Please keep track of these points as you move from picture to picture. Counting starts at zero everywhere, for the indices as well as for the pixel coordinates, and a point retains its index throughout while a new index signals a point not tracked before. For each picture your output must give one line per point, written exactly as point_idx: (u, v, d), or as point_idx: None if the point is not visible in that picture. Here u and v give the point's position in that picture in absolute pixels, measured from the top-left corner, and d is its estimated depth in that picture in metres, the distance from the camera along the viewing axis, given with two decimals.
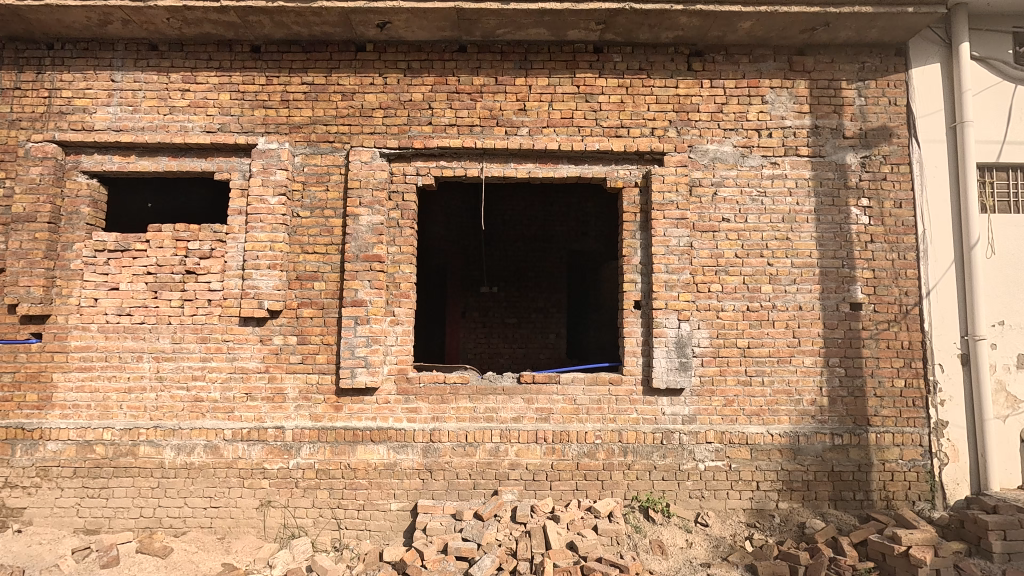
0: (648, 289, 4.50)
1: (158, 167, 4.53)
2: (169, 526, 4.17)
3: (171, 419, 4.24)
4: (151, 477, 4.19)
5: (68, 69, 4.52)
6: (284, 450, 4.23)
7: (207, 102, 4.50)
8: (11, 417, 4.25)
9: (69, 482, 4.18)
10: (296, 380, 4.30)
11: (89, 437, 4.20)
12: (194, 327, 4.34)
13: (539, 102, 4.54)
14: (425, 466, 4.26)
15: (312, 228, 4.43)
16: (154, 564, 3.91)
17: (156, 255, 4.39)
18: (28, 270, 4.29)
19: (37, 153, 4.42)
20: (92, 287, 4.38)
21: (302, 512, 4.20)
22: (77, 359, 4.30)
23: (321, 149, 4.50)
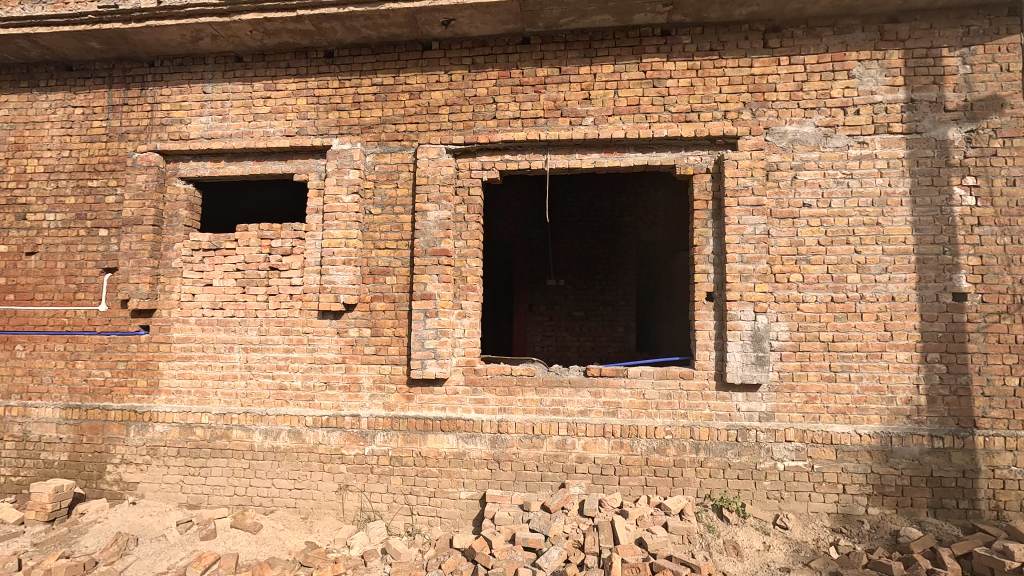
0: (721, 280, 4.31)
1: (244, 171, 4.85)
2: (259, 504, 4.49)
3: (259, 406, 4.57)
4: (243, 458, 4.53)
5: (166, 84, 4.94)
6: (360, 437, 4.43)
7: (287, 108, 4.77)
8: (125, 400, 4.73)
9: (173, 460, 4.60)
10: (370, 370, 4.49)
11: (190, 420, 4.60)
12: (278, 319, 4.64)
13: (604, 91, 4.45)
14: (493, 457, 4.31)
15: (383, 225, 4.60)
16: (246, 538, 4.20)
17: (244, 253, 4.73)
18: (137, 269, 4.74)
19: (143, 162, 4.86)
20: (190, 283, 4.78)
21: (377, 497, 4.39)
22: (178, 349, 4.71)
23: (391, 148, 4.65)
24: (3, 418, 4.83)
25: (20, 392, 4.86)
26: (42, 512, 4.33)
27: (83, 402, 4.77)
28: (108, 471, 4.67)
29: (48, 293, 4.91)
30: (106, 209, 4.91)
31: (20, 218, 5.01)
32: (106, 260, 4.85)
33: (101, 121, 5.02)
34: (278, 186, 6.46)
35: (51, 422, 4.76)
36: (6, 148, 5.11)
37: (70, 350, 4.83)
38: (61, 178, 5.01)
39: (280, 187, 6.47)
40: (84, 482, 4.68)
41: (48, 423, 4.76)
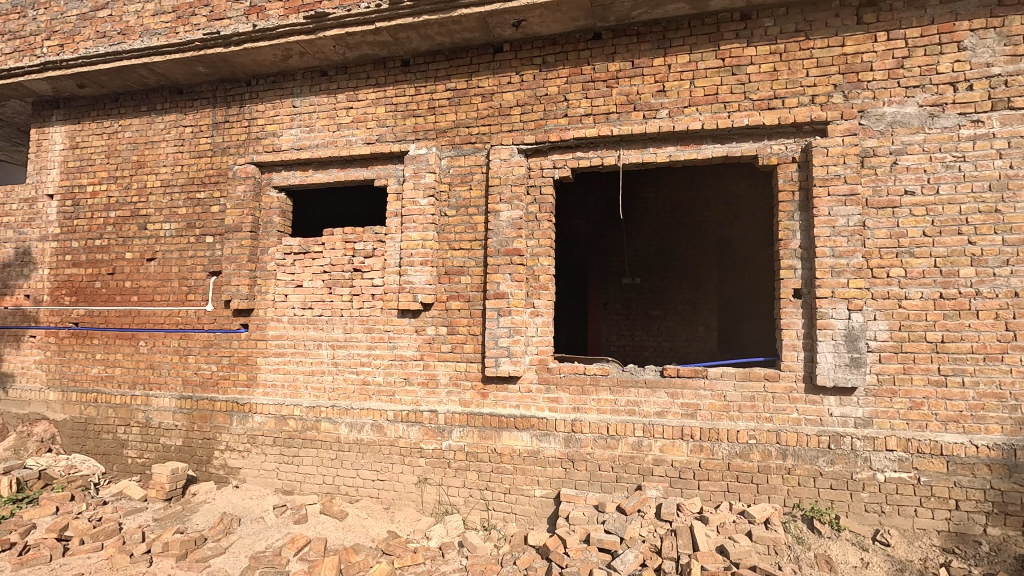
0: (810, 276, 4.03)
1: (329, 178, 5.15)
2: (345, 493, 4.76)
3: (345, 400, 4.83)
4: (331, 449, 4.80)
5: (261, 100, 5.35)
6: (437, 432, 4.57)
7: (367, 117, 5.02)
8: (229, 392, 5.17)
9: (270, 448, 4.97)
10: (447, 367, 4.63)
11: (284, 412, 4.95)
12: (362, 318, 4.88)
13: (679, 82, 4.31)
14: (567, 456, 4.30)
15: (458, 226, 4.71)
16: (333, 524, 4.43)
17: (330, 256, 5.02)
18: (237, 272, 5.17)
19: (242, 174, 5.29)
20: (283, 285, 5.15)
21: (454, 491, 4.51)
22: (273, 345, 5.09)
23: (464, 151, 4.76)
24: (129, 406, 5.43)
25: (142, 383, 5.44)
26: (161, 491, 4.82)
27: (194, 393, 5.27)
28: (215, 456, 5.12)
29: (164, 294, 5.47)
30: (211, 218, 5.39)
31: (141, 228, 5.61)
32: (211, 264, 5.33)
33: (206, 138, 5.51)
34: (364, 195, 6.92)
35: (168, 410, 5.30)
36: (130, 166, 5.75)
37: (183, 346, 5.35)
38: (174, 191, 5.56)
39: (366, 196, 6.93)
40: (195, 466, 5.17)
41: (166, 411, 5.30)
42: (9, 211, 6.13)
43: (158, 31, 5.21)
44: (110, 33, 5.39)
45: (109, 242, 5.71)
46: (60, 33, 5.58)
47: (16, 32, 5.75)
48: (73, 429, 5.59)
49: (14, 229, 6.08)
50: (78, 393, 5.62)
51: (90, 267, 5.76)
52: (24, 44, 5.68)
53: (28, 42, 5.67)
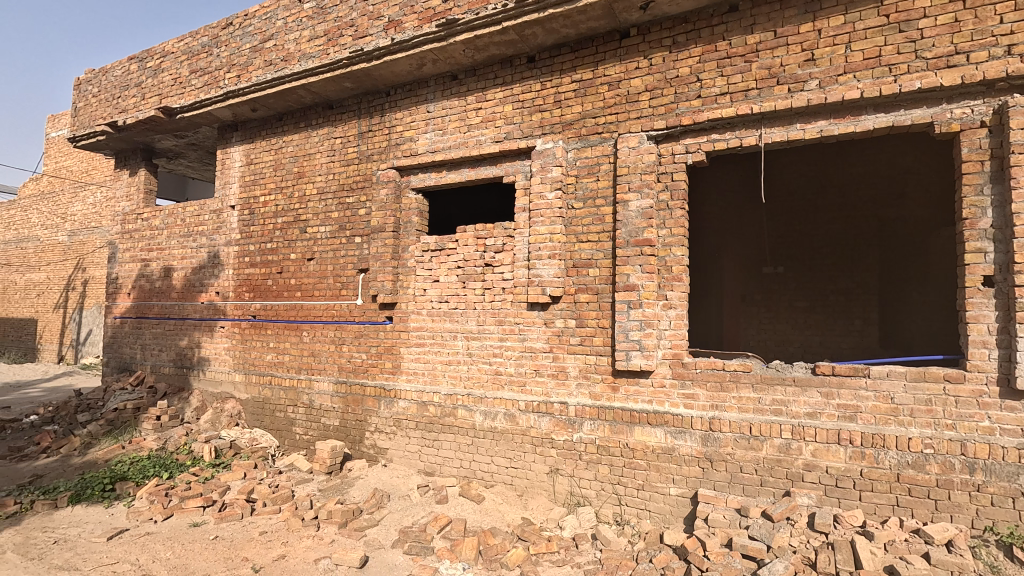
0: (1006, 261, 3.41)
1: (461, 178, 5.39)
2: (481, 478, 4.98)
3: (479, 388, 5.06)
4: (467, 435, 5.06)
5: (399, 109, 5.75)
6: (568, 424, 4.61)
7: (495, 116, 5.17)
8: (377, 378, 5.65)
9: (412, 432, 5.36)
10: (576, 360, 4.63)
11: (425, 398, 5.31)
12: (493, 311, 5.06)
13: (831, 48, 3.87)
14: (705, 455, 4.10)
15: (585, 218, 4.69)
16: (471, 507, 4.65)
17: (463, 252, 5.28)
18: (382, 268, 5.63)
19: (384, 178, 5.74)
20: (422, 280, 5.51)
21: (586, 483, 4.51)
22: (414, 336, 5.47)
23: (591, 142, 4.71)
24: (296, 388, 6.18)
25: (306, 368, 6.16)
26: (323, 465, 5.42)
27: (348, 378, 5.84)
28: (366, 437, 5.64)
29: (322, 290, 6.12)
30: (359, 220, 5.92)
31: (303, 231, 6.33)
32: (360, 262, 5.86)
33: (353, 147, 6.05)
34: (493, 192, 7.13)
35: (327, 393, 5.94)
36: (292, 177, 6.50)
37: (338, 336, 5.95)
38: (328, 197, 6.18)
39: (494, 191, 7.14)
40: (350, 444, 5.73)
41: (325, 394, 5.95)
42: (204, 221, 7.26)
43: (313, 54, 5.81)
44: (275, 61, 6.12)
45: (277, 245, 6.52)
46: (237, 65, 6.46)
47: (205, 68, 6.77)
48: (254, 407, 6.49)
49: (207, 236, 7.19)
50: (258, 376, 6.51)
51: (263, 267, 6.63)
52: (211, 78, 6.66)
53: (214, 76, 6.65)
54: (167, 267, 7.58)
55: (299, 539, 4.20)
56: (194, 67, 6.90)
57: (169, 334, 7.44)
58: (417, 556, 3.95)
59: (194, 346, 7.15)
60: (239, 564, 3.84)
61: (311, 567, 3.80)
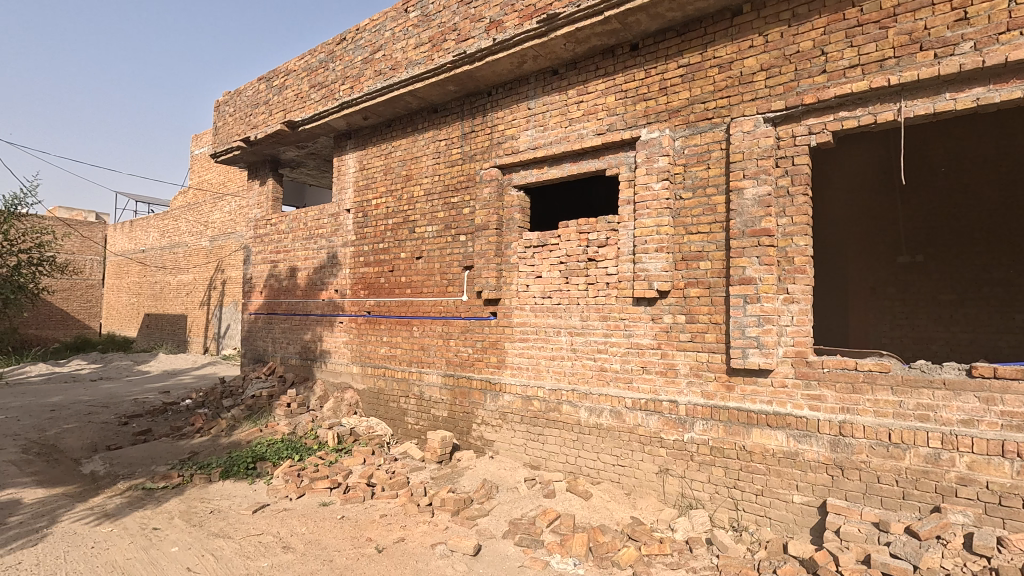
0: None
1: (563, 173, 5.36)
2: (588, 474, 4.94)
3: (584, 384, 5.03)
4: (573, 431, 5.04)
5: (501, 107, 5.84)
6: (678, 423, 4.44)
7: (598, 108, 5.09)
8: (483, 372, 5.81)
9: (518, 425, 5.44)
10: (687, 357, 4.46)
11: (530, 393, 5.37)
12: (597, 307, 5.00)
13: (989, 3, 3.39)
14: (834, 462, 3.77)
15: (695, 209, 4.48)
16: (579, 503, 4.63)
17: (566, 247, 5.26)
18: (486, 265, 5.76)
19: (487, 177, 5.87)
20: (525, 276, 5.57)
21: (698, 485, 4.33)
22: (518, 331, 5.55)
23: (700, 129, 4.49)
24: (408, 380, 6.52)
25: (417, 361, 6.47)
26: (434, 454, 5.67)
27: (455, 371, 6.06)
28: (474, 428, 5.81)
29: (430, 287, 6.39)
30: (464, 218, 6.09)
31: (411, 231, 6.65)
32: (465, 260, 6.04)
33: (457, 148, 6.24)
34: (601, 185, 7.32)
35: (436, 385, 6.21)
36: (401, 180, 6.84)
37: (445, 331, 6.19)
38: (434, 198, 6.44)
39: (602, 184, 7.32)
40: (458, 435, 5.94)
41: (434, 386, 6.22)
42: (323, 224, 7.86)
43: (419, 60, 6.07)
44: (384, 70, 6.47)
45: (388, 244, 6.90)
46: (351, 77, 6.91)
47: (323, 83, 7.31)
48: (370, 397, 6.94)
49: (326, 238, 7.78)
50: (373, 368, 6.95)
51: (376, 265, 7.04)
52: (328, 91, 7.18)
53: (330, 89, 7.15)
54: (293, 267, 8.29)
55: (416, 524, 4.43)
56: (313, 82, 7.47)
57: (295, 328, 8.14)
58: (528, 548, 4.01)
59: (316, 340, 7.78)
60: (364, 543, 4.13)
61: (429, 551, 3.99)
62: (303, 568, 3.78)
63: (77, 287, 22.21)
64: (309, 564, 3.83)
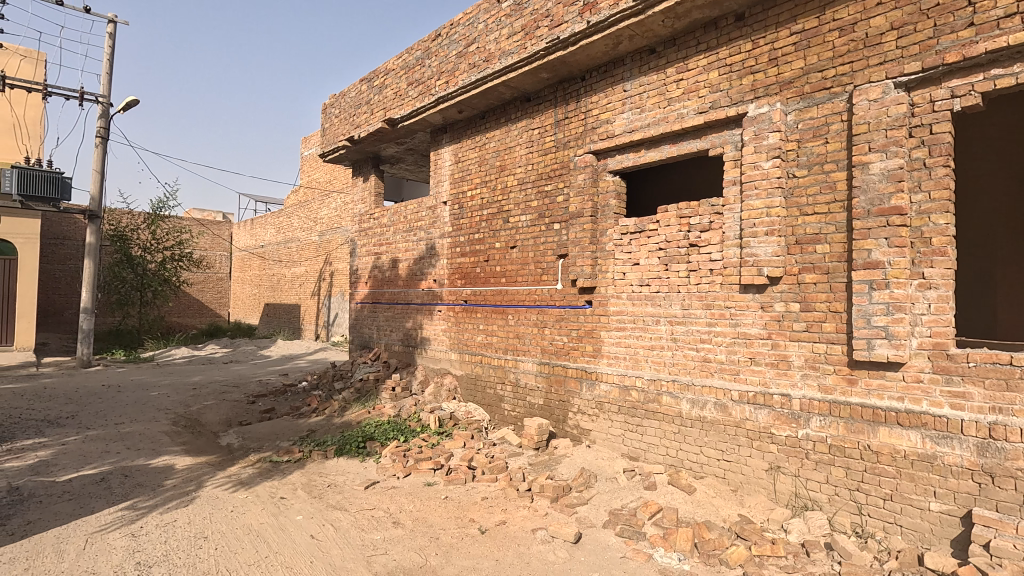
0: None
1: (662, 155, 5.16)
2: (690, 468, 4.76)
3: (686, 375, 4.84)
4: (674, 423, 4.88)
5: (595, 92, 5.72)
6: (792, 419, 4.15)
7: (699, 85, 4.83)
8: (579, 360, 5.77)
9: (615, 415, 5.35)
10: (801, 348, 4.14)
11: (627, 383, 5.27)
12: (700, 294, 4.79)
13: None
14: (981, 468, 3.35)
15: (811, 187, 4.14)
16: (682, 497, 4.48)
17: (666, 233, 5.07)
18: (581, 253, 5.71)
19: (582, 164, 5.78)
20: (621, 263, 5.45)
21: (815, 486, 4.03)
22: (615, 320, 5.44)
23: (817, 100, 4.12)
24: (504, 367, 6.64)
25: (512, 349, 6.56)
26: (532, 441, 5.73)
27: (551, 360, 6.08)
28: (570, 417, 5.80)
29: (524, 276, 6.44)
30: (558, 206, 6.06)
31: (506, 221, 6.73)
32: (560, 248, 6.01)
33: (551, 136, 6.21)
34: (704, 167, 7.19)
35: (532, 373, 6.27)
36: (495, 170, 6.93)
37: (540, 319, 6.22)
38: (528, 187, 6.45)
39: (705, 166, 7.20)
40: (555, 423, 5.96)
41: (530, 374, 6.28)
42: (421, 217, 8.17)
43: (512, 50, 6.09)
44: (478, 63, 6.57)
45: (484, 235, 7.04)
46: (446, 72, 7.09)
47: (420, 79, 7.56)
48: (468, 383, 7.16)
49: (424, 230, 8.09)
50: (471, 355, 7.15)
51: (472, 255, 7.22)
52: (425, 88, 7.42)
53: (427, 85, 7.39)
54: (394, 258, 8.71)
55: (517, 508, 4.52)
56: (411, 79, 7.75)
57: (397, 317, 8.57)
58: (630, 539, 3.96)
59: (417, 327, 8.14)
60: (467, 524, 4.28)
61: (530, 535, 4.06)
62: (412, 543, 3.99)
63: (209, 280, 24.84)
64: (417, 540, 4.04)
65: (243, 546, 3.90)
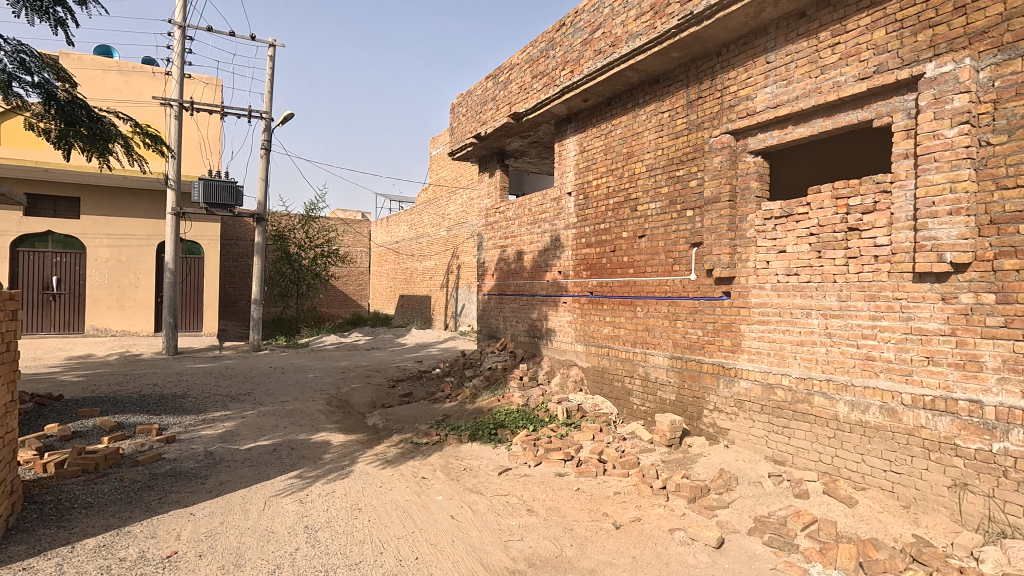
0: None
1: (814, 131, 4.66)
2: (849, 477, 4.28)
3: (843, 374, 4.35)
4: (828, 427, 4.41)
5: (733, 67, 5.31)
6: (984, 430, 3.54)
7: (860, 47, 4.27)
8: (715, 355, 5.43)
9: (758, 415, 4.97)
10: (996, 347, 3.51)
11: (772, 380, 4.86)
12: (861, 285, 4.26)
13: None
14: None
15: (1013, 156, 3.48)
16: (841, 509, 4.03)
17: (818, 217, 4.59)
18: (718, 241, 5.35)
19: (718, 145, 5.41)
20: (764, 251, 5.03)
21: (1017, 511, 3.40)
22: (757, 313, 5.04)
23: (1022, 50, 3.44)
24: (633, 361, 6.47)
25: (642, 342, 6.37)
26: (664, 437, 5.52)
27: (684, 354, 5.79)
28: (705, 414, 5.49)
29: (654, 266, 6.20)
30: (691, 192, 5.73)
31: (633, 209, 6.52)
32: (693, 236, 5.69)
33: (682, 118, 5.88)
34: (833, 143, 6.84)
35: (663, 367, 6.03)
36: (622, 158, 6.74)
37: (672, 312, 5.95)
38: (657, 173, 6.19)
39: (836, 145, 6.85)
40: (688, 420, 5.68)
41: (661, 368, 6.04)
42: (546, 209, 8.21)
43: (640, 32, 5.87)
44: (604, 48, 6.42)
45: (610, 225, 6.89)
46: (571, 62, 7.02)
47: (544, 71, 7.58)
48: (595, 375, 7.09)
49: (549, 221, 8.12)
50: (597, 347, 7.07)
51: (598, 246, 7.10)
52: (549, 79, 7.43)
53: (552, 76, 7.38)
54: (520, 251, 8.86)
55: (652, 505, 4.39)
56: (535, 72, 7.80)
57: (523, 308, 8.71)
58: (780, 550, 3.66)
59: (543, 319, 8.22)
60: (601, 517, 4.24)
61: (667, 536, 3.92)
62: (547, 532, 4.04)
63: (352, 274, 27.23)
64: (552, 529, 4.08)
65: (392, 520, 4.22)
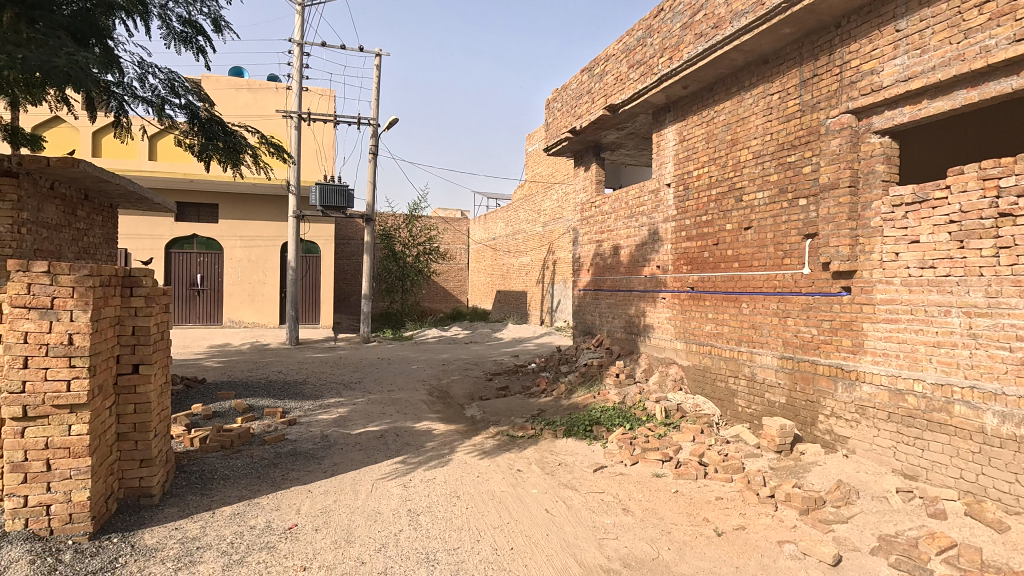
0: None
1: (956, 104, 4.10)
2: (998, 499, 3.74)
3: (991, 381, 3.81)
4: (971, 440, 3.89)
5: (854, 39, 4.82)
6: None
7: (1016, 4, 3.70)
8: (832, 356, 4.98)
9: (883, 423, 4.49)
10: None
11: (901, 385, 4.37)
12: (1016, 278, 3.71)
13: None
14: None
15: None
16: (988, 535, 3.54)
17: (960, 202, 4.05)
18: (836, 232, 4.90)
19: (836, 127, 4.95)
20: (892, 242, 4.51)
21: None
22: (883, 311, 4.55)
23: None
24: (737, 360, 6.11)
25: (747, 341, 5.99)
26: (772, 443, 5.15)
27: (795, 354, 5.38)
28: (820, 420, 5.07)
29: (762, 259, 5.81)
30: (805, 179, 5.29)
31: (738, 200, 6.15)
32: (807, 227, 5.25)
33: (794, 99, 5.45)
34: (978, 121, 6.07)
35: (771, 367, 5.64)
36: (726, 145, 6.37)
37: (782, 308, 5.55)
38: (766, 160, 5.78)
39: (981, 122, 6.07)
40: (800, 425, 5.28)
41: (770, 368, 5.65)
42: (644, 202, 7.97)
43: (747, 10, 5.51)
44: (706, 31, 6.11)
45: (713, 216, 6.54)
46: (670, 48, 6.76)
47: (641, 60, 7.35)
48: (696, 374, 6.78)
49: (647, 215, 7.88)
50: (699, 345, 6.76)
51: (700, 240, 6.77)
52: (647, 68, 7.19)
53: (649, 65, 7.15)
54: (616, 246, 8.69)
55: (757, 514, 4.13)
56: (632, 62, 7.59)
57: (620, 304, 8.54)
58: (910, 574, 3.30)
59: (640, 314, 8.02)
60: (701, 523, 4.06)
61: (775, 548, 3.67)
62: (642, 534, 3.94)
63: (452, 270, 28.21)
64: (648, 531, 3.98)
65: (488, 509, 4.34)
